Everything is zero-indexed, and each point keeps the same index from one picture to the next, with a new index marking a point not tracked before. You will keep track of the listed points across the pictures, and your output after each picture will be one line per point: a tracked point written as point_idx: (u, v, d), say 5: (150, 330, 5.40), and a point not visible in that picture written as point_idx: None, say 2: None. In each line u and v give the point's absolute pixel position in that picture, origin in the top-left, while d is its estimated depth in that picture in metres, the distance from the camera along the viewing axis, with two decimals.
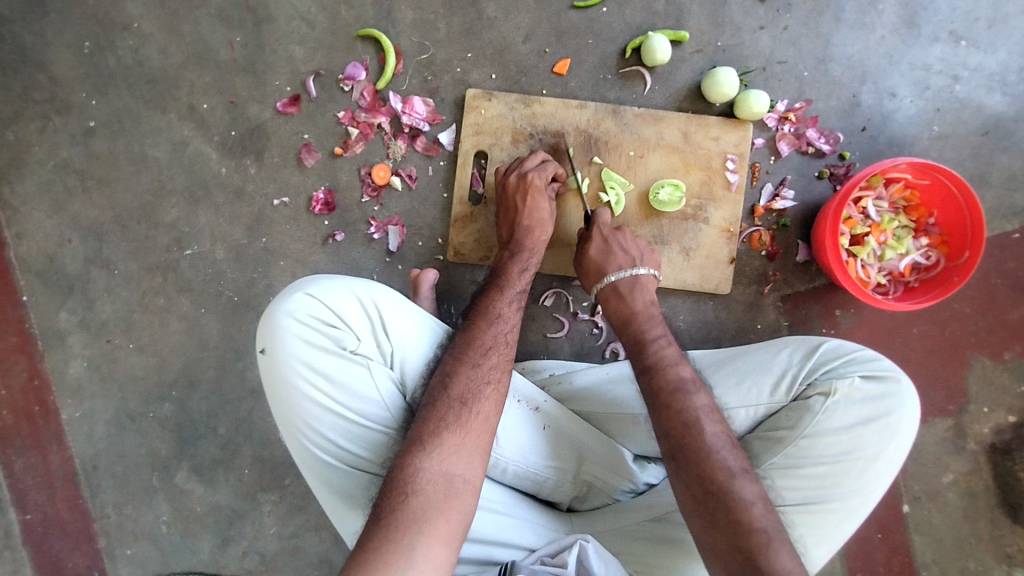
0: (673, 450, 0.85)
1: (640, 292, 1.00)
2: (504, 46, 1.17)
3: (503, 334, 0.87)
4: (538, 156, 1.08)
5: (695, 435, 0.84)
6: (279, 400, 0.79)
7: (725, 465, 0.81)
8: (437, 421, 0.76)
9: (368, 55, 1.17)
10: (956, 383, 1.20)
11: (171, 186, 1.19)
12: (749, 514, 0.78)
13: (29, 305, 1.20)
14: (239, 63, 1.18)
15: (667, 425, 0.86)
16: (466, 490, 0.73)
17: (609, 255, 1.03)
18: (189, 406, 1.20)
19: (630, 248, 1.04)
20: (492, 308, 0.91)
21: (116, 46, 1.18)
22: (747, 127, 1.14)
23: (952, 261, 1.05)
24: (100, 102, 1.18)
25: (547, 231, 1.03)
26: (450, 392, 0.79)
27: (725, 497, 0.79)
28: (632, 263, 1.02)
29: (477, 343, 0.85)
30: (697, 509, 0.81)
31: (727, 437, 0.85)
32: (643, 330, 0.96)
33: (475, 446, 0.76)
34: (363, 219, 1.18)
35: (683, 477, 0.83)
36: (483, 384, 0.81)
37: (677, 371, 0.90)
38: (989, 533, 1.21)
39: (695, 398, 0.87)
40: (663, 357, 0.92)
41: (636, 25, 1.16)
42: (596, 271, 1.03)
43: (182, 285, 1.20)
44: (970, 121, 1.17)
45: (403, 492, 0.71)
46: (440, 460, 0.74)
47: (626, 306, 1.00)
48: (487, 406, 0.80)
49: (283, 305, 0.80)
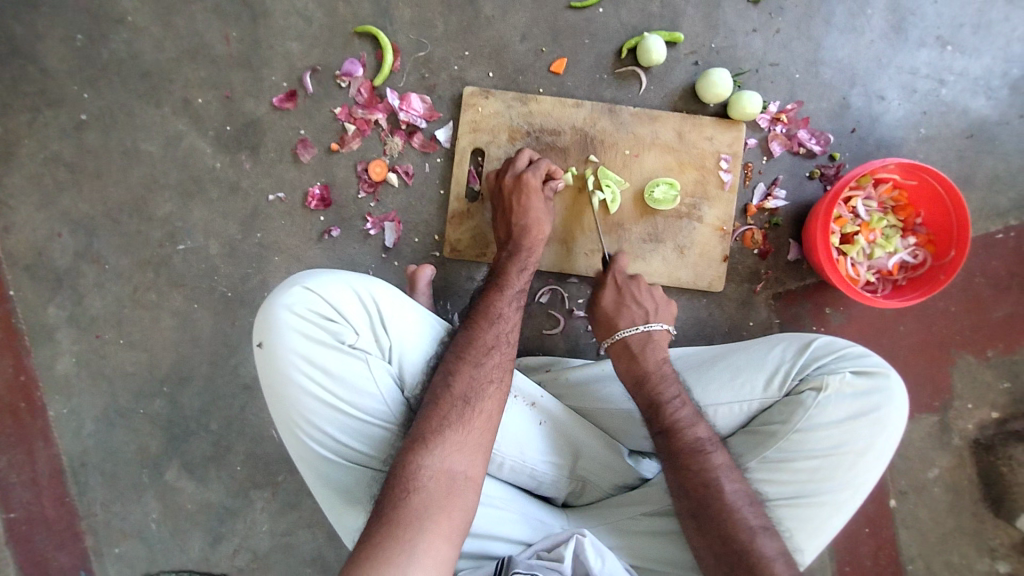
0: (693, 509, 0.86)
1: (652, 351, 0.98)
2: (501, 45, 1.18)
3: (504, 334, 0.87)
4: (523, 156, 1.09)
5: (715, 496, 0.85)
6: (277, 395, 0.79)
7: (746, 523, 0.84)
8: (439, 419, 0.76)
9: (365, 51, 1.17)
10: (941, 380, 1.23)
11: (164, 180, 1.18)
12: (771, 570, 0.81)
13: (16, 300, 1.18)
14: (235, 57, 1.17)
15: (688, 486, 0.87)
16: (466, 487, 0.73)
17: (621, 308, 1.04)
18: (181, 403, 1.19)
19: (643, 300, 1.04)
20: (493, 308, 0.91)
21: (109, 38, 1.17)
22: (739, 127, 1.16)
23: (938, 260, 1.08)
24: (92, 94, 1.17)
25: (546, 229, 1.04)
26: (452, 390, 0.79)
27: (748, 556, 0.82)
28: (645, 319, 1.02)
29: (478, 342, 0.85)
30: (719, 564, 0.84)
31: (747, 495, 0.86)
32: (659, 390, 0.94)
33: (477, 443, 0.76)
34: (360, 215, 1.17)
35: (704, 536, 0.85)
36: (485, 382, 0.81)
37: (694, 432, 0.90)
38: (973, 527, 1.24)
39: (714, 459, 0.88)
40: (680, 419, 0.91)
41: (631, 26, 1.18)
42: (607, 324, 1.03)
43: (175, 280, 1.18)
44: (955, 124, 1.20)
45: (404, 489, 0.71)
46: (441, 457, 0.73)
47: (638, 365, 0.98)
48: (489, 405, 0.79)
49: (282, 300, 0.79)
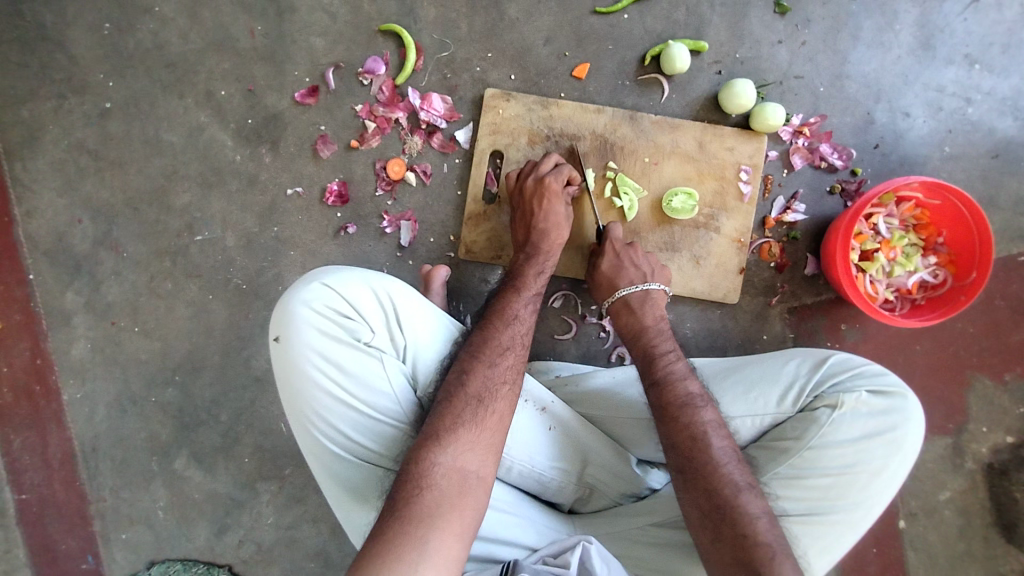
0: (680, 464, 0.86)
1: (651, 307, 1.03)
2: (524, 48, 1.18)
3: (519, 336, 0.87)
4: (552, 157, 1.09)
5: (702, 449, 0.85)
6: (290, 389, 0.79)
7: (731, 480, 0.82)
8: (453, 417, 0.76)
9: (389, 50, 1.18)
10: (956, 402, 1.21)
11: (185, 171, 1.19)
12: (755, 528, 0.78)
13: (35, 284, 1.19)
14: (259, 51, 1.18)
15: (674, 438, 0.87)
16: (477, 486, 0.72)
17: (621, 271, 1.06)
18: (192, 392, 1.20)
19: (642, 262, 1.07)
20: (509, 308, 0.92)
21: (136, 28, 1.18)
22: (761, 139, 1.15)
23: (959, 281, 1.06)
24: (117, 83, 1.18)
25: (563, 234, 1.04)
26: (467, 389, 0.79)
27: (731, 512, 0.80)
28: (643, 278, 1.06)
29: (494, 343, 0.85)
30: (702, 522, 0.81)
31: (734, 453, 0.86)
32: (654, 343, 0.99)
33: (489, 444, 0.76)
34: (376, 213, 1.18)
35: (690, 490, 0.83)
36: (500, 383, 0.81)
37: (685, 386, 0.92)
38: (983, 552, 1.22)
39: (703, 414, 0.88)
40: (672, 372, 0.94)
41: (656, 33, 1.17)
42: (607, 285, 1.07)
43: (191, 270, 1.19)
44: (981, 144, 1.18)
45: (416, 486, 0.71)
46: (454, 454, 0.73)
47: (637, 320, 1.03)
48: (503, 406, 0.79)
49: (300, 294, 0.80)
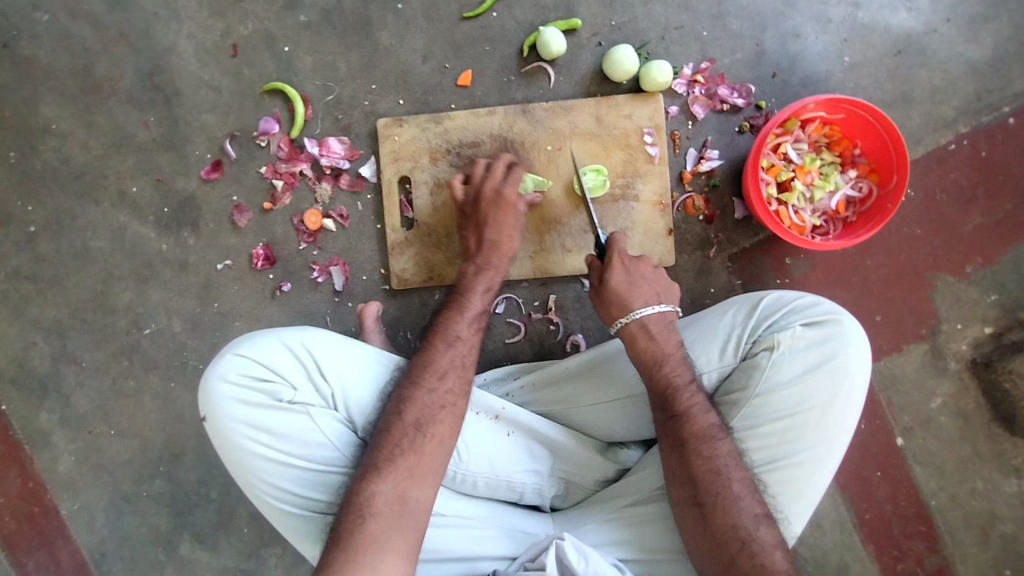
0: (698, 496, 0.82)
1: (670, 333, 0.91)
2: (405, 71, 1.19)
3: (460, 357, 0.87)
4: (495, 161, 1.06)
5: (722, 483, 0.82)
6: (231, 462, 0.81)
7: (749, 512, 0.81)
8: (392, 447, 0.79)
9: (278, 107, 1.20)
10: (924, 306, 1.18)
11: (119, 272, 1.22)
12: (772, 559, 0.78)
13: (9, 412, 1.24)
14: (158, 141, 1.21)
15: (696, 471, 0.83)
16: (420, 510, 0.76)
17: (633, 287, 0.94)
18: (178, 478, 1.23)
19: (653, 281, 0.96)
20: (450, 330, 0.90)
21: (40, 150, 1.22)
22: (656, 98, 1.13)
23: (883, 189, 1.04)
24: (36, 206, 1.22)
25: (514, 245, 1.02)
26: (405, 418, 0.81)
27: (750, 544, 0.79)
28: (657, 298, 0.93)
29: (433, 367, 0.86)
30: (716, 554, 0.81)
31: (750, 482, 0.84)
32: (676, 373, 0.88)
33: (429, 468, 0.78)
34: (306, 266, 1.20)
35: (707, 525, 0.81)
36: (438, 409, 0.82)
37: (706, 419, 0.85)
38: (990, 450, 1.18)
39: (724, 446, 0.84)
40: (693, 405, 0.86)
41: (528, 22, 1.17)
42: (618, 305, 0.93)
43: (148, 363, 1.23)
44: (880, 44, 1.15)
45: (358, 514, 0.74)
46: (394, 481, 0.76)
47: (658, 347, 0.90)
48: (443, 428, 0.81)
49: (215, 371, 0.82)
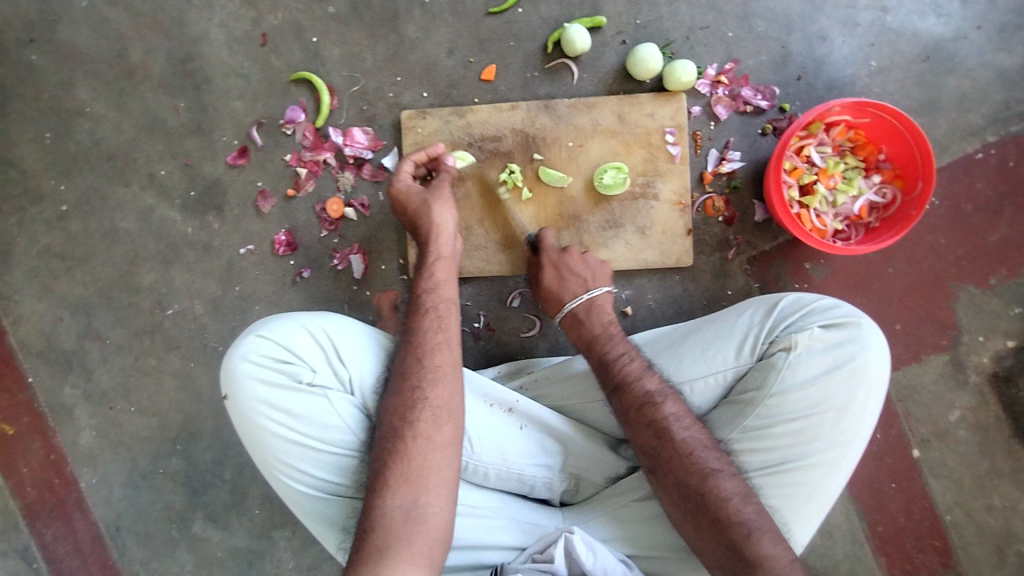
0: (651, 462, 0.85)
1: (598, 315, 0.98)
2: (430, 65, 1.20)
3: (410, 357, 0.85)
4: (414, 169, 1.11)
5: (669, 444, 0.84)
6: (251, 440, 0.83)
7: (702, 467, 0.82)
8: (379, 460, 0.79)
9: (304, 96, 1.22)
10: (944, 317, 1.16)
11: (145, 253, 1.25)
12: (729, 509, 0.79)
13: (35, 385, 1.28)
14: (187, 127, 1.24)
15: (641, 439, 0.86)
16: (423, 515, 0.75)
17: (564, 282, 1.03)
18: (194, 457, 1.26)
19: (583, 271, 1.03)
20: (404, 327, 0.90)
21: (74, 132, 1.26)
22: (679, 97, 1.14)
23: (908, 195, 1.03)
24: (68, 186, 1.26)
25: (436, 213, 0.98)
26: (390, 428, 0.80)
27: (704, 498, 0.80)
28: (585, 287, 1.01)
29: (396, 374, 0.84)
30: (683, 514, 0.82)
31: (703, 438, 0.84)
32: (606, 351, 0.94)
33: (422, 472, 0.77)
34: (326, 253, 1.22)
35: (665, 487, 0.83)
36: (409, 412, 0.80)
37: (644, 385, 0.88)
38: (1009, 466, 1.16)
39: (665, 408, 0.86)
40: (628, 374, 0.90)
41: (553, 19, 1.18)
42: (554, 300, 1.03)
43: (170, 343, 1.26)
44: (909, 49, 1.14)
45: (365, 528, 0.74)
46: (393, 493, 0.76)
47: (588, 330, 0.98)
48: (426, 428, 0.79)
49: (238, 349, 0.83)
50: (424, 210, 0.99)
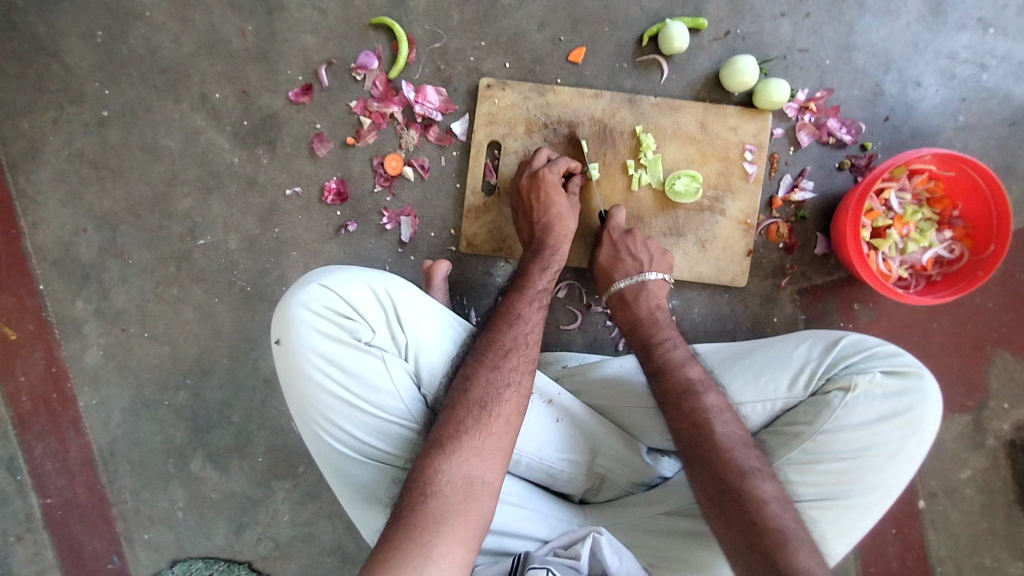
0: (704, 477, 0.82)
1: (645, 298, 1.02)
2: (518, 35, 1.15)
3: (524, 335, 0.86)
4: (543, 153, 1.08)
5: (707, 435, 0.85)
6: (295, 391, 0.80)
7: (759, 491, 0.79)
8: (456, 425, 0.76)
9: (381, 43, 1.16)
10: (976, 379, 1.18)
11: (185, 176, 1.19)
12: (765, 511, 0.77)
13: (45, 294, 1.21)
14: (251, 52, 1.17)
15: (678, 425, 0.87)
16: (484, 491, 0.73)
17: (618, 262, 1.05)
18: (204, 395, 1.21)
19: (641, 252, 1.05)
20: (513, 309, 0.90)
21: (128, 35, 1.18)
22: (766, 116, 1.11)
23: (976, 255, 1.03)
24: (113, 91, 1.19)
25: (569, 224, 1.03)
26: (469, 396, 0.79)
27: (762, 526, 0.75)
28: (640, 269, 1.04)
29: (497, 345, 0.84)
30: (733, 539, 0.77)
31: (761, 464, 0.82)
32: (651, 334, 0.98)
33: (495, 448, 0.76)
34: (376, 210, 1.17)
35: (717, 505, 0.80)
36: (502, 387, 0.80)
37: (685, 373, 0.92)
38: (1006, 532, 1.19)
39: (724, 424, 0.85)
40: (670, 361, 0.94)
41: (652, 12, 1.14)
42: (605, 278, 1.06)
43: (196, 275, 1.20)
44: (997, 111, 1.13)
45: (421, 492, 0.72)
46: (458, 462, 0.74)
47: (634, 313, 1.02)
48: (508, 409, 0.79)
49: (299, 297, 0.81)
50: (539, 202, 1.03)
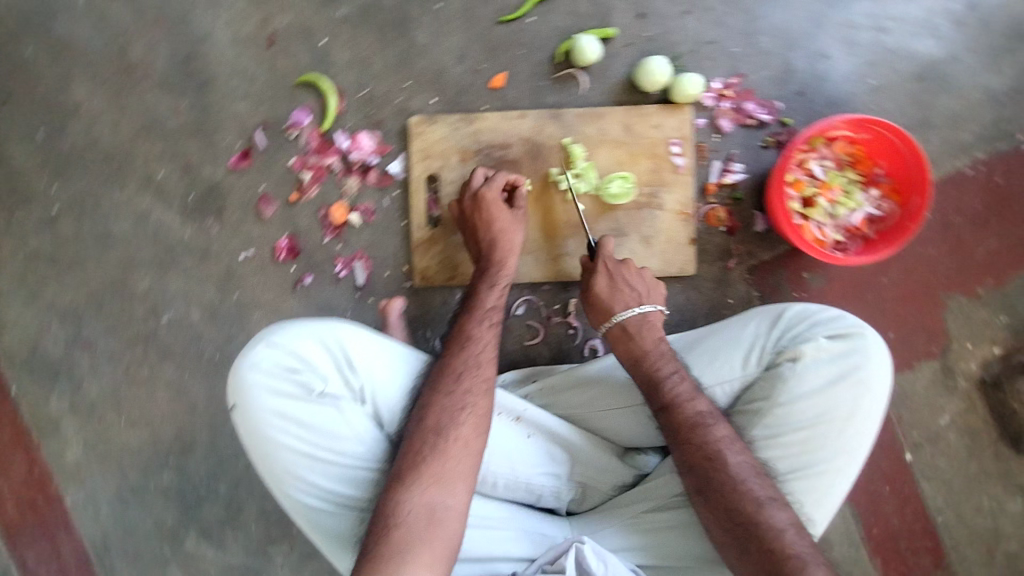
0: (699, 484, 0.85)
1: (650, 330, 0.97)
2: (439, 71, 1.20)
3: (476, 355, 0.88)
4: (478, 173, 1.10)
5: (721, 469, 0.84)
6: (257, 451, 0.81)
7: (753, 495, 0.82)
8: (415, 454, 0.78)
9: (310, 101, 1.20)
10: (936, 325, 1.20)
11: (139, 258, 1.22)
12: (782, 540, 0.79)
13: (18, 396, 1.23)
14: (187, 128, 1.21)
15: (691, 460, 0.86)
16: (449, 515, 0.74)
17: (617, 291, 1.01)
18: (189, 469, 1.22)
19: (637, 283, 1.02)
20: (464, 331, 0.93)
21: (67, 131, 1.22)
22: (685, 110, 1.16)
23: (904, 209, 1.06)
24: (59, 187, 1.22)
25: (513, 238, 1.06)
26: (425, 424, 0.81)
27: (756, 528, 0.80)
28: (638, 300, 1.00)
29: (450, 369, 0.86)
30: (727, 539, 0.82)
31: (752, 466, 0.85)
32: (658, 368, 0.92)
33: (456, 472, 0.78)
34: (329, 259, 1.20)
35: (713, 510, 0.83)
36: (457, 410, 0.82)
37: (694, 406, 0.89)
38: (996, 469, 1.21)
39: (716, 430, 0.87)
40: (678, 395, 0.90)
41: (562, 30, 1.19)
42: (603, 309, 1.01)
43: (164, 352, 1.22)
44: (904, 68, 1.18)
45: (385, 525, 0.73)
46: (419, 490, 0.75)
47: (638, 346, 0.96)
48: (466, 431, 0.80)
49: (247, 359, 0.81)
50: (482, 222, 1.07)
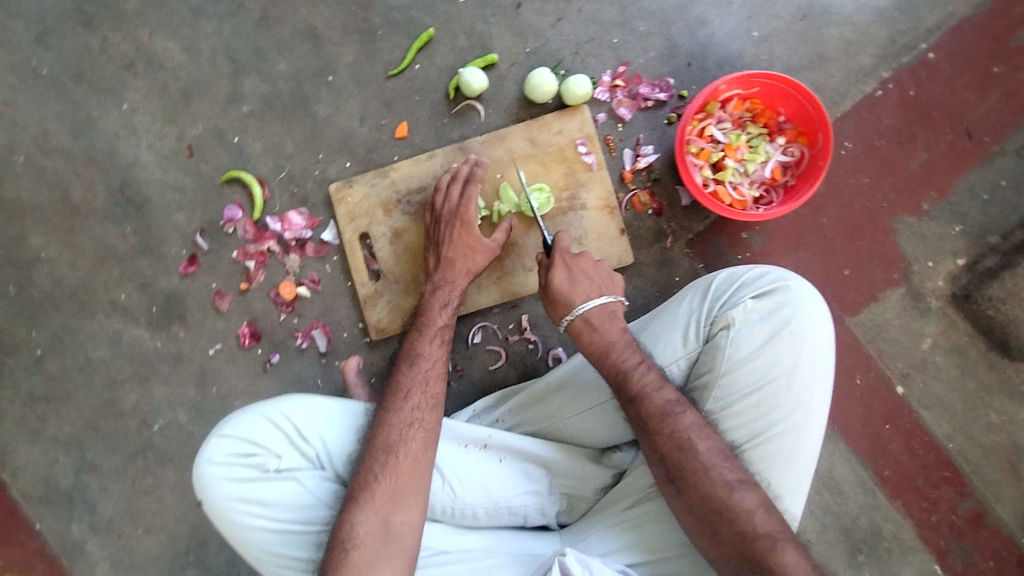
0: (669, 473, 0.84)
1: (614, 321, 0.94)
2: (347, 136, 1.26)
3: (424, 373, 0.93)
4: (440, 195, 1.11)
5: (692, 456, 0.83)
6: (232, 537, 0.86)
7: (722, 480, 0.82)
8: (367, 476, 0.84)
9: (238, 194, 1.28)
10: (890, 251, 1.18)
11: (121, 377, 1.30)
12: (753, 521, 0.79)
13: (44, 530, 1.31)
14: (137, 248, 1.30)
15: (662, 451, 0.85)
16: (404, 531, 0.81)
17: (575, 286, 0.97)
18: (209, 563, 1.27)
19: (596, 274, 0.98)
20: (412, 349, 0.97)
21: (34, 279, 1.32)
22: (582, 110, 1.19)
23: (813, 148, 1.07)
24: (38, 330, 1.32)
25: (475, 259, 1.07)
26: (376, 443, 0.86)
27: (727, 512, 0.80)
28: (598, 291, 0.96)
29: (399, 386, 0.91)
30: (699, 526, 0.82)
31: (722, 449, 0.84)
32: (622, 359, 0.90)
33: (409, 489, 0.84)
34: (289, 335, 1.26)
35: (685, 498, 0.83)
36: (405, 427, 0.87)
37: (662, 396, 0.87)
38: (995, 381, 1.16)
39: (684, 419, 0.85)
40: (647, 385, 0.87)
41: (449, 67, 1.25)
42: (563, 305, 0.96)
43: (163, 457, 1.29)
44: (785, 12, 1.19)
45: (343, 547, 0.80)
46: (373, 510, 0.81)
47: (602, 338, 0.93)
48: (415, 446, 0.86)
49: (202, 455, 0.86)
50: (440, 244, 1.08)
